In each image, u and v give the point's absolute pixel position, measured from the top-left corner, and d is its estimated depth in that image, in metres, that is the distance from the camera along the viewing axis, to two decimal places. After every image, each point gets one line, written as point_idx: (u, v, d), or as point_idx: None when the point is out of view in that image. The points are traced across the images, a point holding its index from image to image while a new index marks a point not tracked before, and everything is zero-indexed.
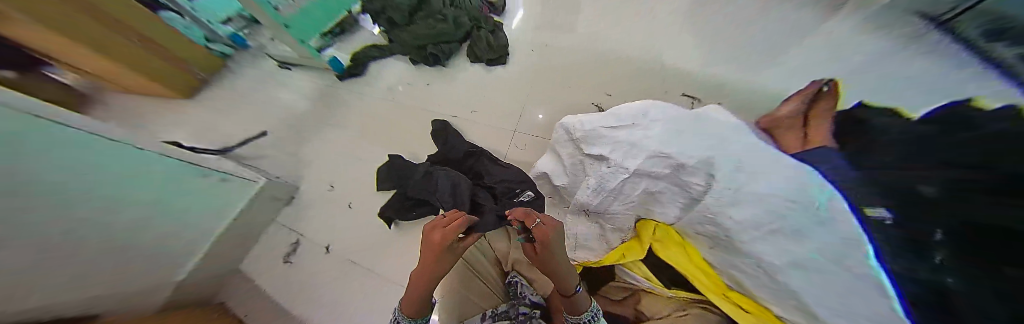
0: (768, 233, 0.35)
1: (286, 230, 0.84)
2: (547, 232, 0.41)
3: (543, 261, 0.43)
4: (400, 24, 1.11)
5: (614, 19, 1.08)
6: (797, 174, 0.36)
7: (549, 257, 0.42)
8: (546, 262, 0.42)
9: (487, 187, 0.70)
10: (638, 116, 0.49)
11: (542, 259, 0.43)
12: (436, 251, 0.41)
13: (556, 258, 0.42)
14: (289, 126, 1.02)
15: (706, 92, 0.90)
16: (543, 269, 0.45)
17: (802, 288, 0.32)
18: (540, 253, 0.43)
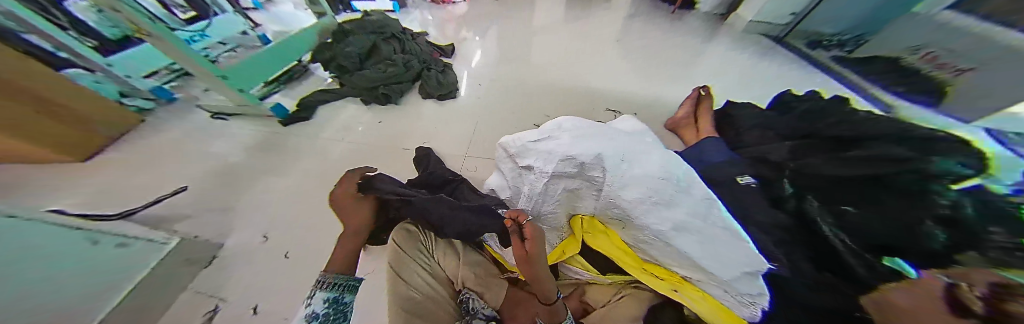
0: (653, 205, 0.43)
1: (198, 296, 0.70)
2: (534, 231, 0.47)
3: (531, 262, 0.47)
4: (350, 70, 1.16)
5: (548, 56, 1.31)
6: (663, 158, 0.47)
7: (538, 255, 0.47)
8: (535, 262, 0.47)
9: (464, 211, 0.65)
10: (555, 129, 0.57)
11: (533, 259, 0.47)
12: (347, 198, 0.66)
13: (539, 258, 0.48)
14: (217, 177, 0.94)
15: (624, 106, 1.09)
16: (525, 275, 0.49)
17: (684, 244, 0.42)
18: (533, 251, 0.46)
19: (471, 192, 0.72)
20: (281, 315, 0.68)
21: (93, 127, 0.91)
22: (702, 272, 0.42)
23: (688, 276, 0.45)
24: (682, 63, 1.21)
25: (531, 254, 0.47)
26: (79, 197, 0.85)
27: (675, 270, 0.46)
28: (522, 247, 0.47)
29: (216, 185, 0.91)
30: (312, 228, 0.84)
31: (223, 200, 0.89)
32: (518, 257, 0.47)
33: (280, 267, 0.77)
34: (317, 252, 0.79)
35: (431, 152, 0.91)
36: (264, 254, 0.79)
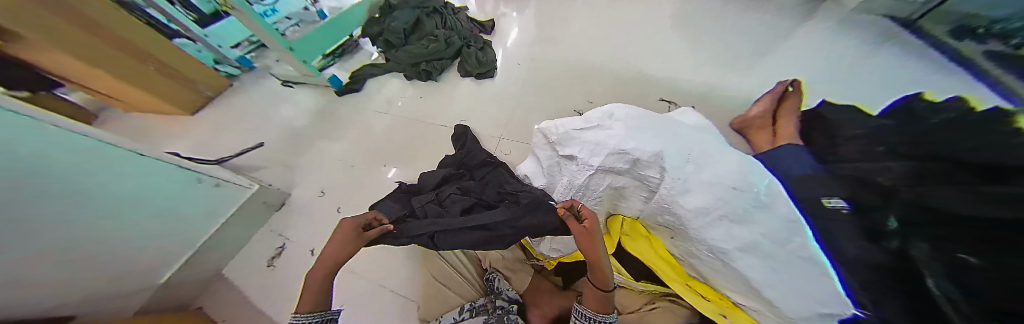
0: (717, 219, 0.38)
1: (271, 234, 0.87)
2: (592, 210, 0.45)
3: (592, 242, 0.42)
4: (395, 45, 1.20)
5: (596, 35, 1.17)
6: (739, 164, 0.40)
7: (597, 236, 0.43)
8: (597, 242, 0.42)
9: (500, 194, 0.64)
10: (605, 118, 0.52)
11: (593, 238, 0.42)
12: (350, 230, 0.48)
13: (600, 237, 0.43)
14: (286, 137, 1.08)
15: (682, 97, 0.95)
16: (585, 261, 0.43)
17: (750, 269, 0.37)
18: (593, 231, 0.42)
19: (511, 179, 0.68)
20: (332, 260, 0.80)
21: (193, 85, 1.12)
22: (762, 302, 0.38)
23: (740, 303, 0.41)
24: (768, 48, 0.99)
25: (594, 233, 0.42)
26: (195, 144, 1.08)
27: (727, 294, 0.42)
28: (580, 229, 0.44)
29: (286, 143, 1.07)
30: (357, 189, 0.93)
31: (290, 156, 1.04)
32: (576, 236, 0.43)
33: (331, 219, 0.88)
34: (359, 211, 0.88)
35: (468, 130, 0.92)
36: (320, 207, 0.91)
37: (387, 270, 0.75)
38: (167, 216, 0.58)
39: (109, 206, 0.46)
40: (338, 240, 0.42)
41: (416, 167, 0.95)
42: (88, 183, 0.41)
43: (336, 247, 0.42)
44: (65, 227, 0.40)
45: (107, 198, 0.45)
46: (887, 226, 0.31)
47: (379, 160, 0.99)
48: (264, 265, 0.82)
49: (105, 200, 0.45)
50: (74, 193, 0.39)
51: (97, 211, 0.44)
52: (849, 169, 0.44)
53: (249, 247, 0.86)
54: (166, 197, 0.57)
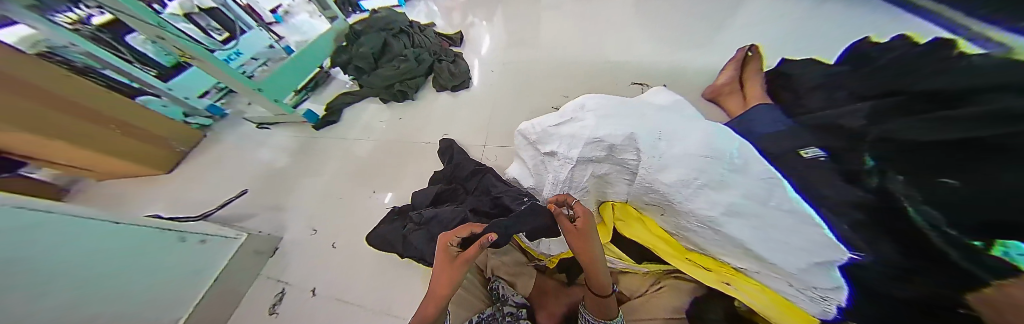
0: (698, 189, 0.39)
1: (267, 281, 0.83)
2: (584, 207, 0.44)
3: (584, 236, 0.42)
4: (367, 70, 1.19)
5: (562, 32, 1.20)
6: (709, 133, 0.41)
7: (590, 231, 0.42)
8: (590, 237, 0.42)
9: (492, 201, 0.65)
10: (578, 109, 0.52)
11: (585, 233, 0.42)
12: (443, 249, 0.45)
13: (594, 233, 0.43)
14: (269, 181, 1.05)
15: (653, 77, 0.98)
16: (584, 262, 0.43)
17: (740, 233, 0.37)
18: (584, 227, 0.42)
19: (499, 182, 0.68)
20: (333, 298, 0.77)
21: (160, 142, 1.07)
22: (758, 261, 0.37)
23: (740, 266, 0.41)
24: (723, 19, 1.03)
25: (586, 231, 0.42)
26: (173, 204, 1.03)
27: (725, 260, 0.42)
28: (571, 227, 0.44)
29: (269, 187, 1.03)
30: (348, 221, 0.91)
31: (275, 199, 1.00)
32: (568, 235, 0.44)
33: (327, 256, 0.85)
34: (353, 243, 0.86)
35: (453, 142, 0.92)
36: (312, 246, 0.88)
37: (392, 298, 0.73)
38: (150, 275, 0.57)
39: (88, 273, 0.46)
40: (441, 268, 0.43)
41: (406, 188, 0.94)
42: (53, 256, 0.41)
43: (439, 277, 0.42)
44: (70, 297, 0.41)
45: (82, 268, 0.45)
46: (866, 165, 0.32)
47: (368, 187, 0.97)
48: (265, 313, 0.77)
49: (82, 268, 0.45)
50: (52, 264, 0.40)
51: (80, 280, 0.44)
52: (815, 119, 0.45)
53: (247, 300, 0.79)
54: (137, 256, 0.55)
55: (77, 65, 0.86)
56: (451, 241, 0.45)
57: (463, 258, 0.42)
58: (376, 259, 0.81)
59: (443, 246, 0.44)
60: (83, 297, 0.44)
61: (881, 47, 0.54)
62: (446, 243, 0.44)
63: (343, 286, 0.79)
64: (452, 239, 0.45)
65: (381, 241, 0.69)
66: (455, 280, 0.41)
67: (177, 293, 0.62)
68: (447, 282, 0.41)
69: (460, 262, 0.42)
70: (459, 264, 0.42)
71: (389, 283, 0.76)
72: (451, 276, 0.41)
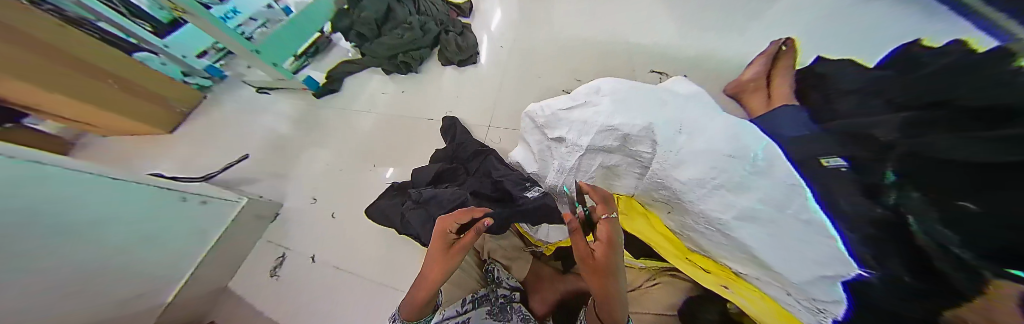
0: (713, 189, 0.37)
1: (268, 245, 0.85)
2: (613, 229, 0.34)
3: (604, 275, 0.33)
4: (369, 38, 1.12)
5: (582, 8, 1.10)
6: (734, 130, 0.38)
7: (613, 269, 0.33)
8: (612, 273, 0.33)
9: (495, 185, 0.64)
10: (592, 93, 0.48)
11: (605, 272, 0.33)
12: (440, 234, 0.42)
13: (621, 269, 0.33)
14: (269, 147, 1.04)
15: (673, 65, 0.91)
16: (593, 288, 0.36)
17: (752, 239, 0.34)
18: (603, 263, 0.33)
19: (501, 166, 0.67)
20: (331, 266, 0.79)
21: (160, 100, 1.05)
22: (761, 267, 0.35)
23: (740, 272, 0.39)
24: (762, 4, 0.93)
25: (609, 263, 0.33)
26: (176, 163, 1.04)
27: (727, 264, 0.40)
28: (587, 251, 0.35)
29: (269, 153, 1.03)
30: (347, 194, 0.91)
31: (275, 166, 1.00)
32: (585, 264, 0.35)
33: (326, 226, 0.86)
34: (352, 215, 0.87)
35: (457, 121, 0.89)
36: (312, 214, 0.89)
37: (389, 270, 0.76)
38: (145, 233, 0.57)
39: (73, 225, 0.46)
40: (434, 255, 0.40)
41: (406, 164, 0.93)
42: (33, 205, 0.41)
43: (432, 263, 0.40)
44: (34, 250, 0.40)
45: (64, 219, 0.45)
46: (887, 180, 0.24)
47: (367, 161, 0.96)
48: (265, 276, 0.81)
49: (66, 220, 0.45)
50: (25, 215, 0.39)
51: (57, 232, 0.44)
52: (849, 122, 0.41)
53: (250, 260, 0.84)
54: (139, 216, 0.57)
55: (70, 15, 0.81)
56: (449, 228, 0.42)
57: (459, 246, 0.40)
58: (374, 232, 0.82)
59: (440, 233, 0.42)
60: (52, 248, 0.43)
61: (940, 46, 0.48)
62: (444, 230, 0.41)
63: (341, 255, 0.81)
64: (452, 226, 0.42)
65: (381, 215, 0.69)
66: (447, 267, 0.39)
67: (178, 255, 0.65)
68: (439, 269, 0.39)
69: (455, 250, 0.40)
70: (453, 253, 0.40)
71: (386, 255, 0.78)
72: (444, 265, 0.39)
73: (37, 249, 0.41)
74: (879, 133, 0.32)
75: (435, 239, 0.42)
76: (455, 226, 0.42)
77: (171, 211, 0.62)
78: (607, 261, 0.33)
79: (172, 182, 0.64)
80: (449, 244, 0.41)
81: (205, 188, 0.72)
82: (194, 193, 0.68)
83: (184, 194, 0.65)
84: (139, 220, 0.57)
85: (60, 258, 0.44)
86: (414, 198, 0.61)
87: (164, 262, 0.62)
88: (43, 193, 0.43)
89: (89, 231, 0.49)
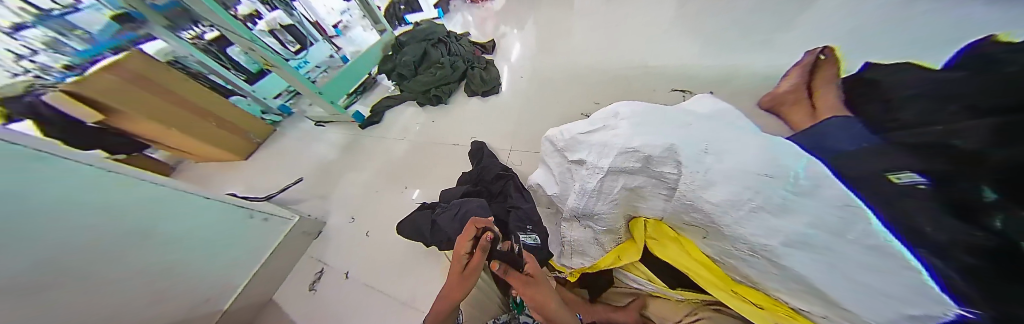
0: (752, 212, 0.34)
1: (310, 261, 0.93)
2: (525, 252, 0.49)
3: (535, 287, 0.45)
4: (407, 76, 1.30)
5: (595, 38, 1.18)
6: (767, 148, 0.36)
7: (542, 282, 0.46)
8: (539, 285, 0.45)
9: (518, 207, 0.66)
10: (609, 117, 0.51)
11: (537, 285, 0.45)
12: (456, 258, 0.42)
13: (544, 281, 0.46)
14: (319, 171, 1.19)
15: (696, 85, 0.90)
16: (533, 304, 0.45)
17: (806, 268, 0.31)
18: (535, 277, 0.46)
19: (518, 192, 0.71)
20: (361, 283, 0.83)
21: (241, 132, 1.26)
22: (825, 303, 0.32)
23: (800, 309, 0.35)
24: (785, 21, 0.91)
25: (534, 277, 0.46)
26: (247, 185, 1.22)
27: (782, 299, 0.36)
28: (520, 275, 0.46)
29: (320, 176, 1.18)
30: (380, 214, 0.98)
31: (323, 187, 1.13)
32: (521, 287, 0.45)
33: (360, 244, 0.92)
34: (383, 235, 0.92)
35: (484, 145, 0.94)
36: (349, 232, 0.97)
37: (413, 291, 0.77)
38: (224, 246, 0.67)
39: (168, 236, 0.55)
40: (453, 274, 0.42)
41: (433, 186, 0.99)
42: (141, 215, 0.50)
43: (450, 282, 0.41)
44: (128, 256, 0.48)
45: (162, 229, 0.54)
46: (986, 199, 0.23)
47: (399, 184, 1.04)
48: (305, 289, 0.87)
49: (164, 231, 0.55)
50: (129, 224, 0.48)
51: (155, 241, 0.53)
52: (913, 132, 0.36)
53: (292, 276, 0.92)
54: (224, 231, 0.67)
55: (192, 71, 1.09)
56: (464, 249, 0.43)
57: (473, 266, 0.41)
58: (402, 251, 0.86)
59: (456, 254, 0.43)
60: (144, 255, 0.51)
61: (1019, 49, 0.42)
62: (459, 251, 0.43)
63: (371, 273, 0.84)
64: (465, 247, 0.43)
65: (412, 229, 0.70)
66: (464, 287, 0.40)
67: (243, 267, 0.74)
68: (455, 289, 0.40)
69: (469, 270, 0.41)
70: (469, 273, 0.41)
71: (412, 275, 0.80)
72: (461, 285, 0.40)
73: (129, 257, 0.49)
74: (960, 145, 0.27)
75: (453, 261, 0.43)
76: (468, 245, 0.43)
77: (243, 227, 0.72)
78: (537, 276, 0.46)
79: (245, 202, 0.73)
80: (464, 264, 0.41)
81: (267, 206, 0.81)
82: (260, 211, 0.77)
83: (252, 212, 0.74)
84: (221, 235, 0.66)
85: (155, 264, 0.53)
86: (440, 217, 0.65)
87: (234, 272, 0.71)
88: (159, 206, 0.53)
89: (189, 244, 0.59)
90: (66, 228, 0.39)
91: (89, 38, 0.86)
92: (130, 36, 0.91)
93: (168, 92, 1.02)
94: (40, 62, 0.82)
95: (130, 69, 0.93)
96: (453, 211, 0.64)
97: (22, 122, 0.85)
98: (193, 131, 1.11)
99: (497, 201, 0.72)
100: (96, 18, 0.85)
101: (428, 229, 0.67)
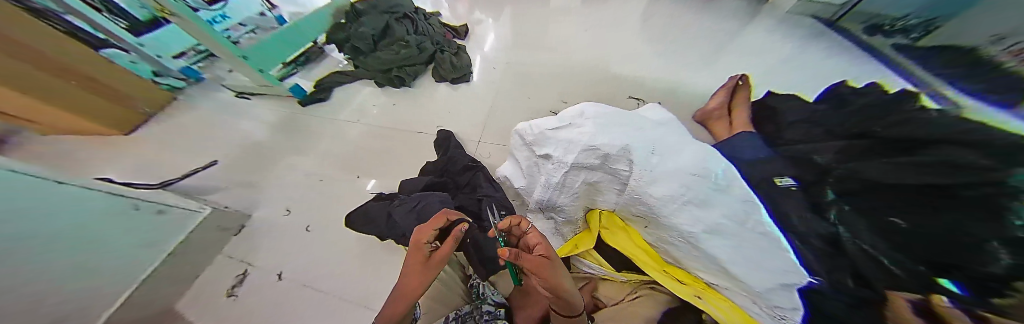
0: (684, 205, 0.40)
1: (231, 262, 0.77)
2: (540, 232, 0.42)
3: (551, 271, 0.36)
4: (364, 51, 1.15)
5: (567, 39, 1.22)
6: (698, 152, 0.43)
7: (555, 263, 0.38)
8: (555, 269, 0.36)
9: (484, 199, 0.66)
10: (576, 116, 0.53)
11: (552, 266, 0.36)
12: (416, 252, 0.38)
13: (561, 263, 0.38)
14: (244, 153, 0.98)
15: (649, 94, 1.01)
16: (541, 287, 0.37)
17: (718, 249, 0.39)
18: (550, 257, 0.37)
19: (487, 182, 0.70)
20: (301, 284, 0.73)
21: (129, 101, 0.97)
22: (730, 278, 0.39)
23: (712, 282, 0.42)
24: (718, 47, 1.08)
25: (551, 260, 0.37)
26: None
27: (700, 275, 0.43)
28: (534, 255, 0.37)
29: (245, 160, 0.97)
30: (327, 205, 0.87)
31: (250, 174, 0.94)
32: (533, 269, 0.36)
33: (301, 239, 0.81)
34: (330, 229, 0.82)
35: (451, 135, 0.91)
36: (287, 226, 0.83)
37: (367, 288, 0.71)
38: (114, 251, 0.53)
39: (72, 237, 0.45)
40: (412, 266, 0.37)
41: (393, 176, 0.91)
42: (45, 210, 0.41)
43: (409, 276, 0.36)
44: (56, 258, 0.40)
45: (65, 228, 0.44)
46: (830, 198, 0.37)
47: (352, 172, 0.93)
48: (223, 293, 0.72)
49: (67, 230, 0.44)
50: (43, 221, 0.40)
51: (65, 243, 0.43)
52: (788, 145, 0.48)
53: (203, 279, 0.75)
54: (102, 229, 0.51)
55: (42, 9, 0.74)
56: (427, 238, 0.39)
57: (438, 257, 0.37)
58: (354, 246, 0.78)
59: (416, 245, 0.39)
60: (63, 260, 0.42)
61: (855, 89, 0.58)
62: (421, 241, 0.39)
63: (313, 272, 0.75)
64: (428, 236, 0.39)
65: (365, 220, 0.64)
66: (427, 280, 0.36)
67: (128, 272, 0.58)
68: (415, 283, 0.35)
69: (434, 261, 0.37)
70: (433, 264, 0.37)
71: (365, 273, 0.73)
72: (424, 277, 0.36)
73: None
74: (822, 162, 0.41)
75: (411, 254, 0.38)
76: (432, 235, 0.40)
77: (126, 223, 0.56)
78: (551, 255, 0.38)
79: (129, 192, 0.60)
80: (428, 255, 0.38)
81: (157, 195, 0.67)
82: (151, 202, 0.64)
83: (141, 204, 0.61)
84: (106, 239, 0.51)
85: (72, 270, 0.44)
86: (399, 209, 0.60)
87: (118, 281, 0.55)
88: (50, 201, 0.42)
89: (71, 248, 0.45)
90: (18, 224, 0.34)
91: None
92: None
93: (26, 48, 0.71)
94: None
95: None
96: (415, 202, 0.61)
97: None
98: (79, 103, 0.83)
99: (464, 192, 0.70)
100: None
101: (385, 221, 0.62)
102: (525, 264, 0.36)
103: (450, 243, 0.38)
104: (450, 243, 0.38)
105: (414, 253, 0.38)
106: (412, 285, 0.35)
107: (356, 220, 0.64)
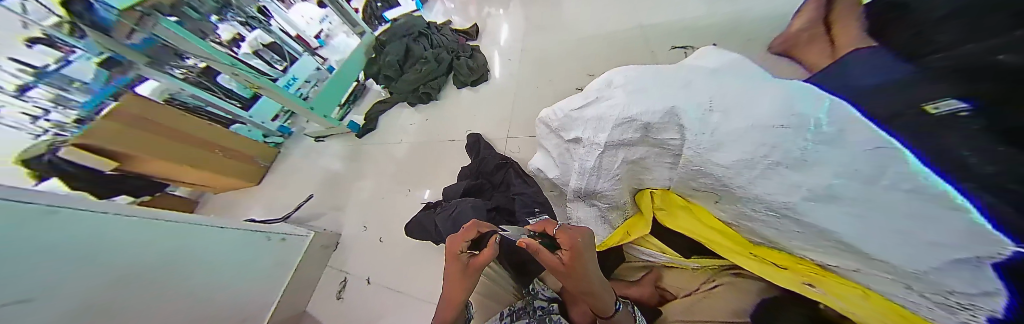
0: (768, 169, 0.32)
1: (333, 272, 0.98)
2: (574, 234, 0.38)
3: (576, 276, 0.36)
4: (394, 77, 1.26)
5: (585, 8, 1.09)
6: (780, 94, 0.32)
7: (584, 270, 0.36)
8: (582, 276, 0.36)
9: (520, 195, 0.66)
10: (603, 89, 0.47)
11: (576, 273, 0.36)
12: (452, 260, 0.39)
13: (589, 268, 0.36)
14: (327, 185, 1.21)
15: (699, 38, 0.83)
16: (571, 285, 0.38)
17: (832, 220, 0.28)
18: (572, 267, 0.36)
19: (519, 178, 0.70)
20: (384, 287, 0.86)
21: (249, 159, 1.29)
22: (859, 258, 0.29)
23: (827, 264, 0.33)
24: None
25: (571, 269, 0.36)
26: (264, 208, 1.27)
27: (807, 257, 0.34)
28: (556, 259, 0.37)
29: (328, 189, 1.20)
30: (390, 218, 1.00)
31: (333, 200, 1.16)
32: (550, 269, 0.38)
33: (376, 249, 0.95)
34: (396, 238, 0.94)
35: (480, 136, 0.93)
36: (365, 239, 0.99)
37: (433, 287, 0.80)
38: (260, 268, 0.73)
39: (218, 269, 0.61)
40: (452, 276, 0.39)
41: (438, 184, 0.99)
42: (183, 252, 0.55)
43: (451, 284, 0.38)
44: (184, 289, 0.54)
45: (208, 259, 0.60)
46: None
47: (404, 187, 1.05)
48: (334, 299, 0.92)
49: (213, 265, 0.60)
50: (178, 263, 0.53)
51: (208, 278, 0.59)
52: (947, 54, 0.31)
53: (321, 285, 0.97)
54: (248, 255, 0.69)
55: (189, 105, 1.09)
56: (461, 248, 0.39)
57: (475, 265, 0.38)
58: (416, 251, 0.88)
59: (452, 255, 0.39)
60: (199, 293, 0.57)
61: None
62: (455, 252, 0.39)
63: (390, 277, 0.87)
64: (461, 246, 0.40)
65: (420, 228, 0.71)
66: (468, 285, 0.38)
67: (272, 283, 0.78)
68: (459, 289, 0.38)
69: (472, 269, 0.38)
70: (471, 272, 0.38)
71: (430, 274, 0.82)
72: (465, 284, 0.38)
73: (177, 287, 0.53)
74: None
75: (447, 261, 0.40)
76: (465, 244, 0.40)
77: (263, 250, 0.75)
78: (572, 264, 0.36)
79: (264, 226, 0.77)
80: (464, 264, 0.38)
81: (285, 226, 0.86)
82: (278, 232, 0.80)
83: (268, 233, 0.77)
84: (248, 262, 0.70)
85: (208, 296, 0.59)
86: (443, 215, 0.65)
87: (265, 292, 0.75)
88: (198, 242, 0.58)
89: (225, 273, 0.63)
90: (129, 270, 0.45)
91: (87, 89, 0.85)
92: (123, 80, 0.91)
93: (169, 129, 1.01)
94: (54, 120, 0.83)
95: (126, 114, 0.91)
96: (456, 207, 0.64)
97: (50, 180, 0.89)
98: (202, 161, 1.12)
99: (500, 190, 0.71)
100: (86, 67, 0.84)
101: (434, 228, 0.68)
102: (545, 265, 0.37)
103: (485, 253, 0.37)
104: (484, 253, 0.37)
105: (449, 263, 0.40)
106: (456, 287, 0.38)
107: (411, 229, 0.72)
